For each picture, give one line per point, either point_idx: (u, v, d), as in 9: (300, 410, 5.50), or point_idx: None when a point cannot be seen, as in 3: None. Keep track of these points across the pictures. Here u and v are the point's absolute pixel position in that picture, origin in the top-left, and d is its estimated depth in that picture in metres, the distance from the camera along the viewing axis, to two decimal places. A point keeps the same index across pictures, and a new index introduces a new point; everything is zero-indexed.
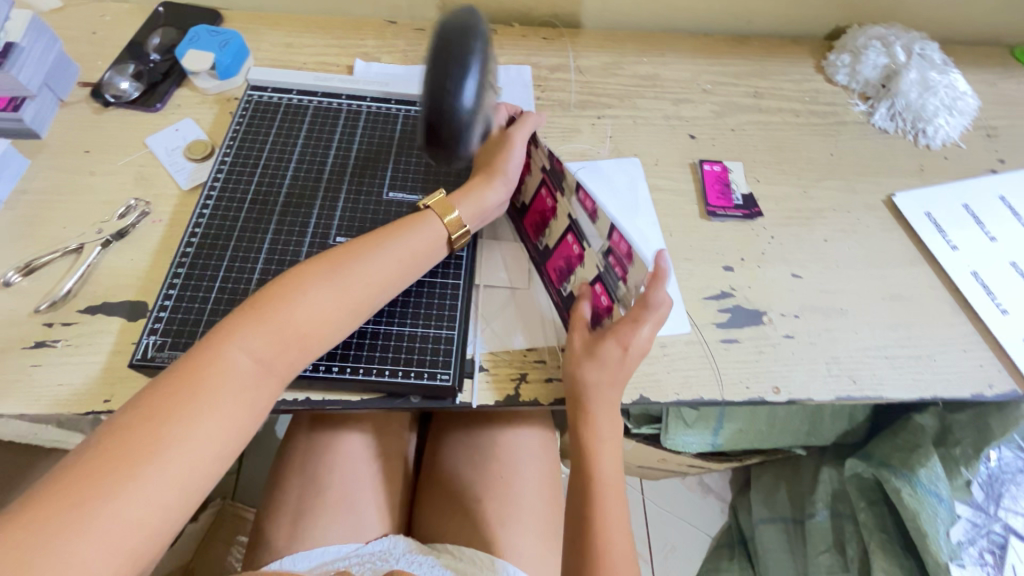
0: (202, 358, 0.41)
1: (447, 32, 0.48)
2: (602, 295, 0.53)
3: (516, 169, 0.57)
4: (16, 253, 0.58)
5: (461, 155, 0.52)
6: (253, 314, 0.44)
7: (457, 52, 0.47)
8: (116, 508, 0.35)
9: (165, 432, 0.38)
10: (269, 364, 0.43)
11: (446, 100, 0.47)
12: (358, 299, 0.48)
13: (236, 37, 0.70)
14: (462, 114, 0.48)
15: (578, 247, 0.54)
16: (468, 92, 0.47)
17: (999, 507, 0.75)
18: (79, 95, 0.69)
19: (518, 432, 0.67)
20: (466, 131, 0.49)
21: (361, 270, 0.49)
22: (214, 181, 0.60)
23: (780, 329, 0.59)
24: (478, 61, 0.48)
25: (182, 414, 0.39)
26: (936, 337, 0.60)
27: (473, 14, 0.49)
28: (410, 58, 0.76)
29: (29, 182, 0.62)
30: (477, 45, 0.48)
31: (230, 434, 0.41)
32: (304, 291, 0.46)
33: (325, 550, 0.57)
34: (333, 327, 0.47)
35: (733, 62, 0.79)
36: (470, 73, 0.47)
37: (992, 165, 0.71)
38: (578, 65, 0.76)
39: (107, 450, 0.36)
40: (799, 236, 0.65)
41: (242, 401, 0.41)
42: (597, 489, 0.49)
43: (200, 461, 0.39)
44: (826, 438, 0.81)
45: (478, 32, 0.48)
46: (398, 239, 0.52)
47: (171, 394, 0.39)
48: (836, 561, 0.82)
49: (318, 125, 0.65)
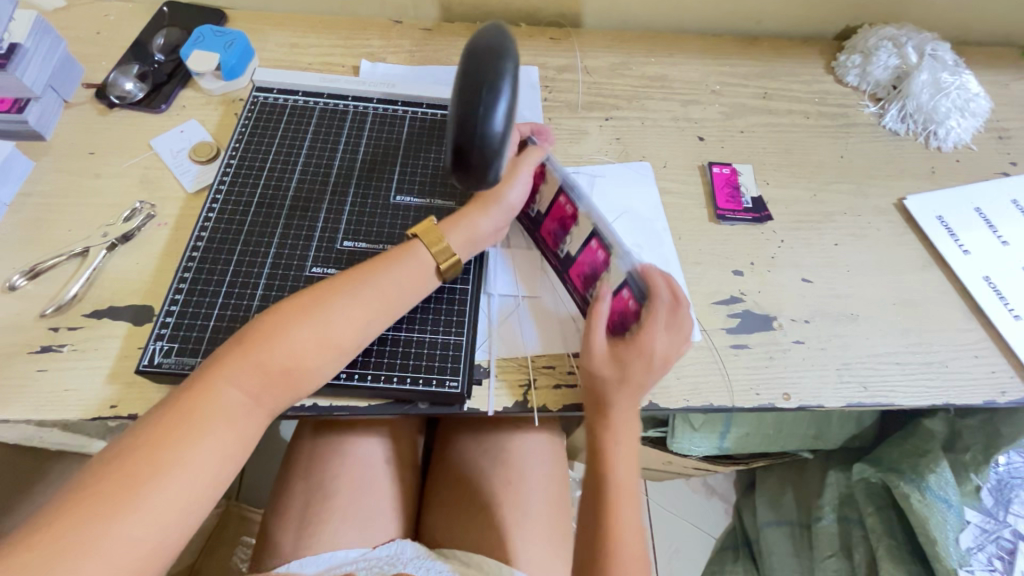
0: (189, 394, 0.43)
1: (477, 55, 0.44)
2: (629, 299, 0.52)
3: (516, 196, 0.57)
4: (21, 257, 0.58)
5: (490, 189, 0.47)
6: (239, 352, 0.45)
7: (488, 76, 0.43)
8: (111, 535, 0.38)
9: (156, 465, 0.40)
10: (256, 398, 0.45)
11: (475, 125, 0.42)
12: (343, 335, 0.48)
13: (241, 38, 0.70)
14: (493, 140, 0.43)
15: (602, 253, 0.52)
16: (500, 117, 0.43)
17: (1009, 513, 0.73)
18: (84, 96, 0.68)
19: (526, 436, 0.67)
20: (497, 161, 0.44)
21: (345, 306, 0.49)
22: (220, 184, 0.60)
23: (791, 334, 0.59)
24: (511, 85, 0.44)
25: (168, 449, 0.41)
26: (948, 342, 0.59)
27: (506, 38, 0.46)
28: (416, 59, 0.75)
29: (34, 185, 0.62)
30: (509, 69, 0.44)
31: (218, 466, 0.43)
32: (286, 329, 0.46)
33: (332, 555, 0.58)
34: (319, 362, 0.47)
35: (742, 63, 0.78)
36: (503, 98, 0.43)
37: (1004, 167, 0.71)
38: (586, 66, 0.76)
39: (102, 479, 0.39)
40: (810, 240, 0.64)
41: (229, 435, 0.43)
42: (614, 492, 0.50)
43: (189, 491, 0.41)
44: (833, 442, 0.81)
45: (510, 55, 0.44)
46: (384, 272, 0.52)
47: (162, 428, 0.42)
48: (842, 565, 0.81)
49: (325, 127, 0.65)
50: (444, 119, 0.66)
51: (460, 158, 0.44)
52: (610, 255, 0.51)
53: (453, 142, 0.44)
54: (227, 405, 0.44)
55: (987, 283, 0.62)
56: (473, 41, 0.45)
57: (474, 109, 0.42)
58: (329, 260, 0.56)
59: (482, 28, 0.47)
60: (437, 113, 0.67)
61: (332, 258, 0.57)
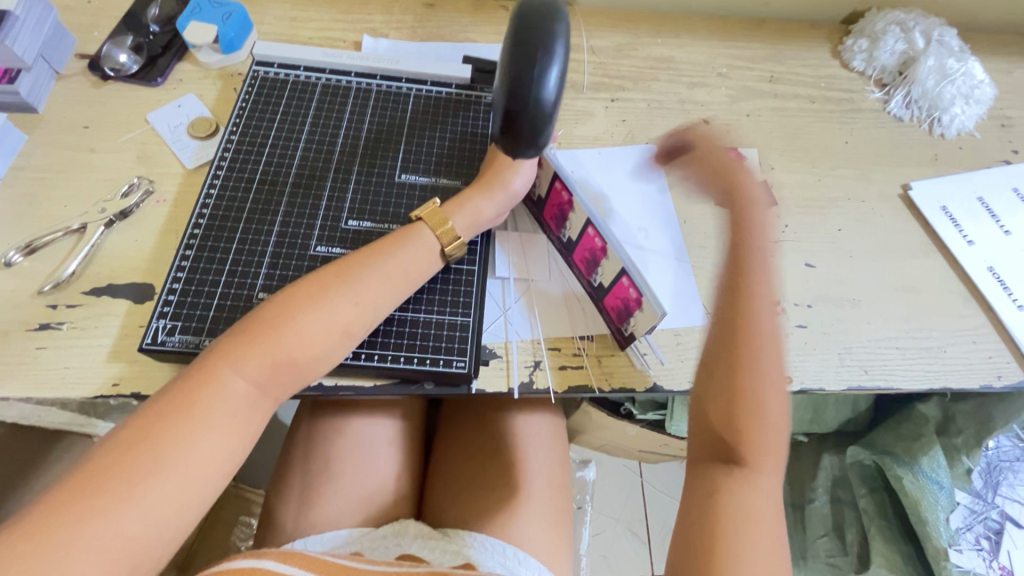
0: (193, 383, 0.43)
1: (529, 19, 0.44)
2: (630, 288, 0.50)
3: (521, 184, 0.57)
4: (16, 232, 0.56)
5: (537, 151, 0.49)
6: (245, 339, 0.45)
7: (541, 40, 0.44)
8: (111, 524, 0.37)
9: (161, 455, 0.40)
10: (263, 387, 0.45)
11: (528, 89, 0.44)
12: (350, 319, 0.48)
13: (239, 9, 0.68)
14: (545, 106, 0.44)
15: (599, 241, 0.52)
16: (552, 82, 0.44)
17: (997, 495, 0.76)
18: (76, 67, 0.66)
19: (529, 417, 0.67)
20: (547, 126, 0.46)
21: (350, 290, 0.48)
22: (220, 161, 0.59)
23: (793, 318, 0.59)
24: (563, 49, 0.44)
25: (173, 437, 0.41)
26: (948, 328, 0.60)
27: (556, 3, 0.46)
28: (419, 35, 0.73)
29: (28, 158, 0.60)
30: (562, 32, 0.44)
31: (223, 456, 0.43)
32: (295, 316, 0.46)
33: (336, 534, 0.58)
34: (327, 350, 0.47)
35: (749, 45, 0.77)
36: (554, 61, 0.44)
37: (1006, 155, 0.71)
38: (591, 45, 0.75)
39: (106, 467, 0.39)
40: (813, 225, 0.65)
41: (232, 424, 0.43)
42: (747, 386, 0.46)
43: (193, 480, 0.41)
44: (828, 425, 0.81)
45: (561, 20, 0.45)
46: (390, 257, 0.51)
47: (167, 414, 0.41)
48: (834, 545, 0.81)
49: (328, 103, 0.63)
50: (449, 97, 0.66)
51: (511, 122, 0.46)
52: (606, 242, 0.52)
53: (504, 105, 0.45)
54: (232, 394, 0.44)
55: (991, 274, 0.63)
56: (524, 5, 0.46)
57: (527, 74, 0.43)
58: (334, 239, 0.56)
59: None
60: (441, 90, 0.66)
61: (337, 237, 0.56)
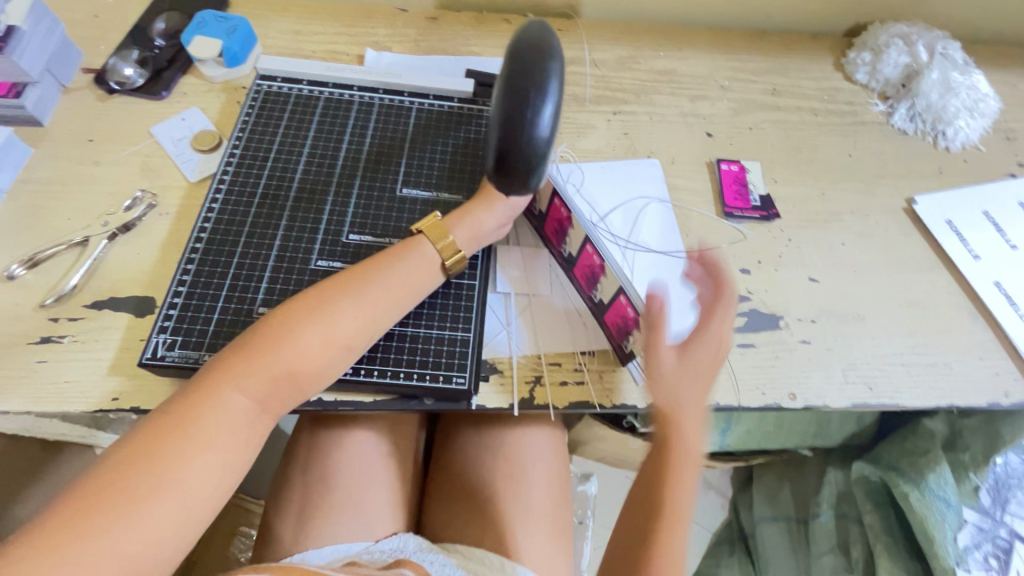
0: (191, 401, 0.43)
1: (521, 58, 0.45)
2: (628, 306, 0.51)
3: (522, 196, 0.56)
4: (18, 246, 0.57)
5: (530, 189, 0.49)
6: (245, 353, 0.45)
7: (535, 79, 0.44)
8: (109, 543, 0.37)
9: (160, 472, 0.40)
10: (262, 402, 0.45)
11: (523, 129, 0.44)
12: (350, 335, 0.48)
13: (244, 23, 0.69)
14: (540, 144, 0.45)
15: (598, 258, 0.52)
16: (546, 119, 0.45)
17: (1005, 513, 0.74)
18: (82, 81, 0.67)
19: (531, 430, 0.66)
20: (541, 163, 0.47)
21: (345, 311, 0.48)
22: (222, 176, 0.59)
23: (797, 334, 0.58)
24: (556, 87, 0.45)
25: (172, 456, 0.40)
26: (953, 344, 0.59)
27: (548, 39, 0.46)
28: (421, 48, 0.74)
29: (32, 172, 0.61)
30: (554, 70, 0.45)
31: (222, 473, 0.42)
32: (294, 331, 0.46)
33: (335, 548, 0.57)
34: (327, 365, 0.47)
35: (752, 58, 0.77)
36: (549, 101, 0.45)
37: (1012, 168, 0.71)
38: (593, 58, 0.75)
39: (104, 483, 0.39)
40: (816, 239, 0.64)
41: (231, 442, 0.43)
42: (664, 517, 0.46)
43: (192, 497, 0.41)
44: (833, 439, 0.80)
45: (554, 58, 0.45)
46: (389, 271, 0.51)
47: (165, 432, 0.41)
48: (840, 562, 0.81)
49: (330, 117, 0.64)
50: (451, 110, 0.66)
51: (505, 161, 0.46)
52: (604, 260, 0.52)
53: (500, 145, 0.46)
54: (230, 411, 0.44)
55: (997, 289, 0.62)
56: (515, 42, 0.47)
57: (522, 113, 0.44)
58: (334, 253, 0.56)
59: (522, 29, 0.48)
60: (443, 104, 0.66)
61: (338, 252, 0.56)
